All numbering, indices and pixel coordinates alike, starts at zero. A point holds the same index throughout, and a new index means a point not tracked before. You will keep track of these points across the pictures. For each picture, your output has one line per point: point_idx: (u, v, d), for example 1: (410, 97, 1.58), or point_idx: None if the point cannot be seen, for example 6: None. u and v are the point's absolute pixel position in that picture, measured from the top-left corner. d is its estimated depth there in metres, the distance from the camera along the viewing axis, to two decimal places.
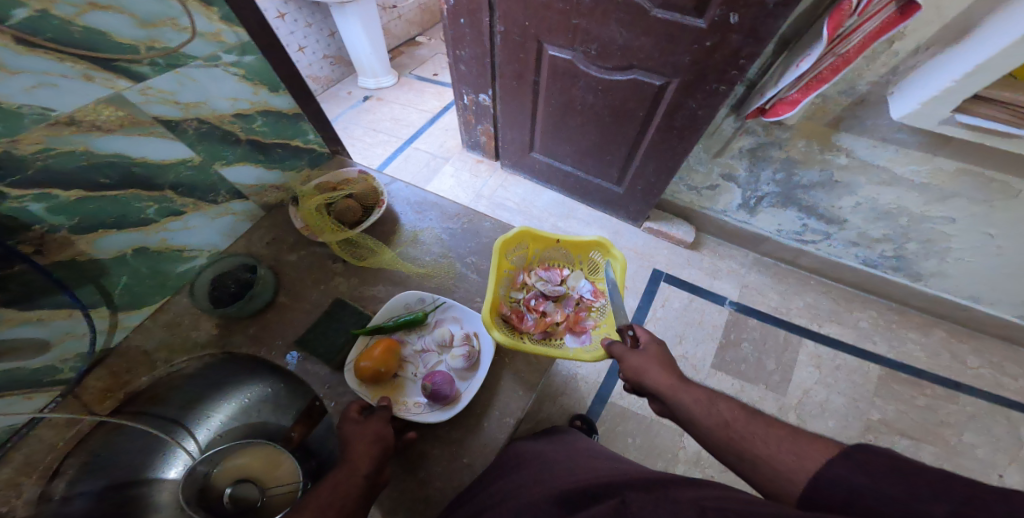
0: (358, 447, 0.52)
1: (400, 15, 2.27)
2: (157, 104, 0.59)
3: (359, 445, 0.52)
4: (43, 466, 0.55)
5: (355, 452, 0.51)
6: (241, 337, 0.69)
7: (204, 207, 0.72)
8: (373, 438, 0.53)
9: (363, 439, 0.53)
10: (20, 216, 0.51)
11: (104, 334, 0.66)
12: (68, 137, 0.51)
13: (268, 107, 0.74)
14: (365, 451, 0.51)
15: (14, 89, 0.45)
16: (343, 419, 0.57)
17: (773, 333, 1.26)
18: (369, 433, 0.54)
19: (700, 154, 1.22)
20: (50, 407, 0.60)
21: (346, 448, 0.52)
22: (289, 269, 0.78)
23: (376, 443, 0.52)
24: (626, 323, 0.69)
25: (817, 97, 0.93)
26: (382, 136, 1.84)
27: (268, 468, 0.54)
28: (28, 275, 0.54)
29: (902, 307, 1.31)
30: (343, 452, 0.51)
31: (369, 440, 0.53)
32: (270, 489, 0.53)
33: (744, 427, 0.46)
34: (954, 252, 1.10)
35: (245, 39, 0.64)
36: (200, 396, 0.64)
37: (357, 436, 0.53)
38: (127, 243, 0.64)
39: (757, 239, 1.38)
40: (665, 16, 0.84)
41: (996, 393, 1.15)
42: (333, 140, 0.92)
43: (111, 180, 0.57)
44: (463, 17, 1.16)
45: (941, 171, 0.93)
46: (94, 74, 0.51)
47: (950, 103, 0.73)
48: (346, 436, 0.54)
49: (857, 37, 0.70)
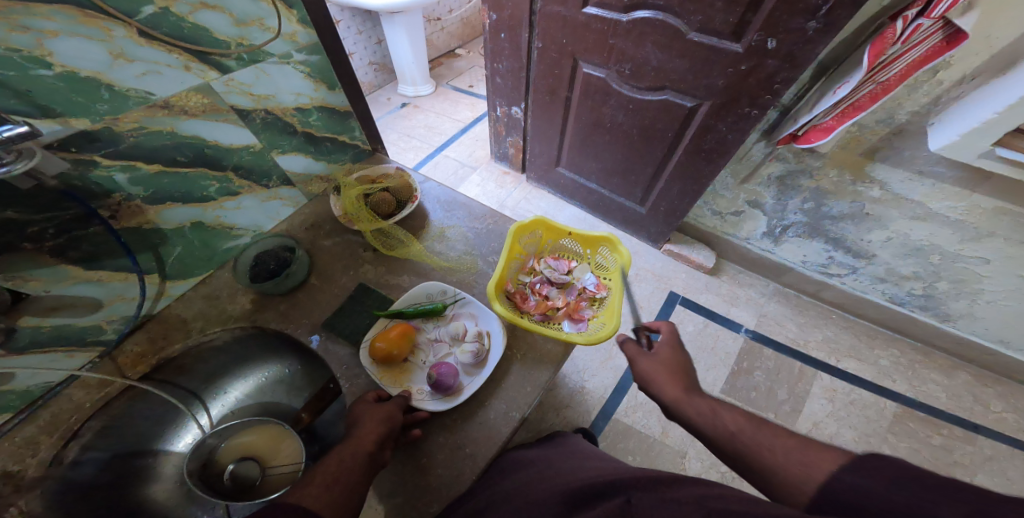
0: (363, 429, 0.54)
1: (443, 27, 2.39)
2: (235, 95, 0.65)
3: (367, 423, 0.55)
4: (64, 427, 0.58)
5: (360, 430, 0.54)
6: (271, 313, 0.74)
7: (257, 191, 0.78)
8: (381, 419, 0.56)
9: (370, 420, 0.56)
10: (105, 183, 0.58)
11: (150, 300, 0.70)
12: (160, 119, 0.58)
13: (325, 103, 0.80)
14: (376, 433, 0.54)
15: (129, 74, 0.53)
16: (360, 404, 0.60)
17: (788, 364, 1.24)
18: (375, 413, 0.57)
19: (726, 179, 1.23)
20: (87, 367, 0.65)
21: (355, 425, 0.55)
22: (322, 254, 0.82)
23: (382, 425, 0.55)
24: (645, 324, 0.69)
25: (853, 126, 0.93)
26: (415, 142, 1.92)
27: (269, 449, 0.57)
28: (100, 236, 0.60)
29: (927, 348, 1.27)
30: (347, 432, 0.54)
31: (376, 419, 0.56)
32: (269, 469, 0.56)
33: (748, 437, 0.47)
34: (986, 294, 1.07)
35: (316, 41, 0.72)
36: (220, 373, 0.71)
37: (366, 416, 0.56)
38: (186, 217, 0.69)
39: (780, 269, 1.37)
40: (701, 40, 0.87)
41: (1020, 440, 1.10)
42: (375, 138, 0.98)
43: (186, 157, 0.63)
44: (505, 32, 1.22)
45: (978, 209, 0.92)
46: (193, 65, 0.58)
47: (991, 135, 0.72)
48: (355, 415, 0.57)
49: (899, 66, 0.72)
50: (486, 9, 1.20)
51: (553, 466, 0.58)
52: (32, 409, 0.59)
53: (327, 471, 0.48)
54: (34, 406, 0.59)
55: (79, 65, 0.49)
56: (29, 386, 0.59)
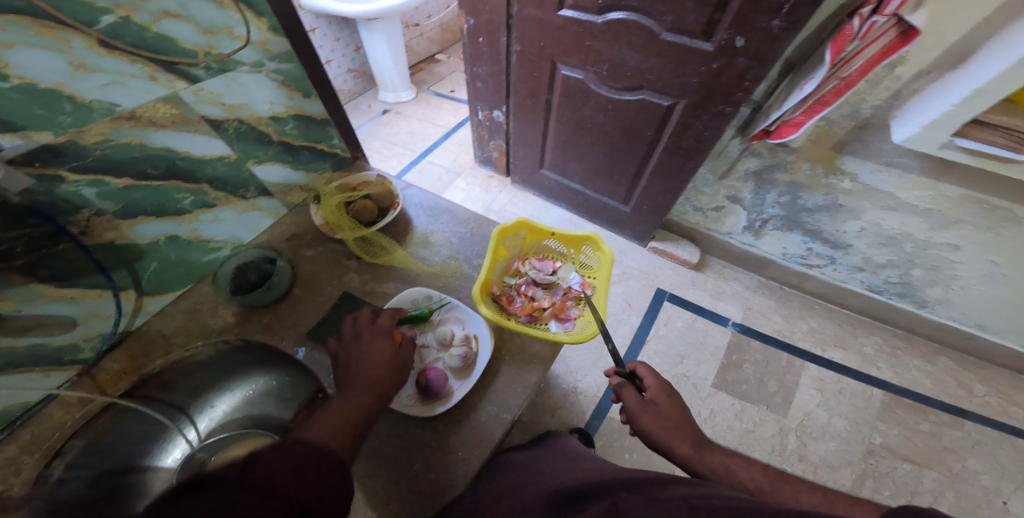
0: (361, 381, 0.54)
1: (422, 33, 2.40)
2: (206, 104, 0.64)
3: (369, 371, 0.55)
4: (46, 446, 0.57)
5: (362, 377, 0.54)
6: (255, 325, 0.72)
7: (234, 202, 0.77)
8: (385, 366, 0.56)
9: (371, 370, 0.55)
10: (74, 199, 0.56)
11: (128, 316, 0.69)
12: (127, 131, 0.57)
13: (301, 111, 0.80)
14: (378, 383, 0.54)
15: (91, 85, 0.52)
16: (359, 329, 0.61)
17: (776, 356, 1.26)
18: (378, 359, 0.56)
19: (706, 176, 1.26)
20: (66, 385, 0.63)
21: (357, 371, 0.55)
22: (305, 264, 0.81)
23: (383, 374, 0.55)
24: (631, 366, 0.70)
25: (822, 120, 0.96)
26: (398, 149, 1.91)
27: None
28: (71, 253, 0.58)
29: (909, 334, 1.31)
30: (346, 384, 0.54)
31: (380, 366, 0.56)
32: None
33: (769, 495, 0.46)
34: (959, 280, 1.11)
35: (288, 49, 0.71)
36: (209, 382, 0.61)
37: (369, 360, 0.56)
38: (161, 231, 0.68)
39: (762, 262, 1.40)
40: (674, 39, 0.89)
41: (1004, 423, 1.14)
42: (355, 146, 0.97)
43: (157, 171, 0.62)
44: (483, 36, 1.23)
45: (945, 198, 0.95)
46: (159, 75, 0.57)
47: (949, 127, 0.75)
48: (356, 358, 0.57)
49: (859, 61, 0.74)
50: (463, 14, 1.20)
51: (543, 466, 0.58)
52: (12, 428, 0.57)
53: (334, 417, 0.48)
54: (12, 426, 0.58)
55: (38, 76, 0.47)
56: (6, 407, 0.57)
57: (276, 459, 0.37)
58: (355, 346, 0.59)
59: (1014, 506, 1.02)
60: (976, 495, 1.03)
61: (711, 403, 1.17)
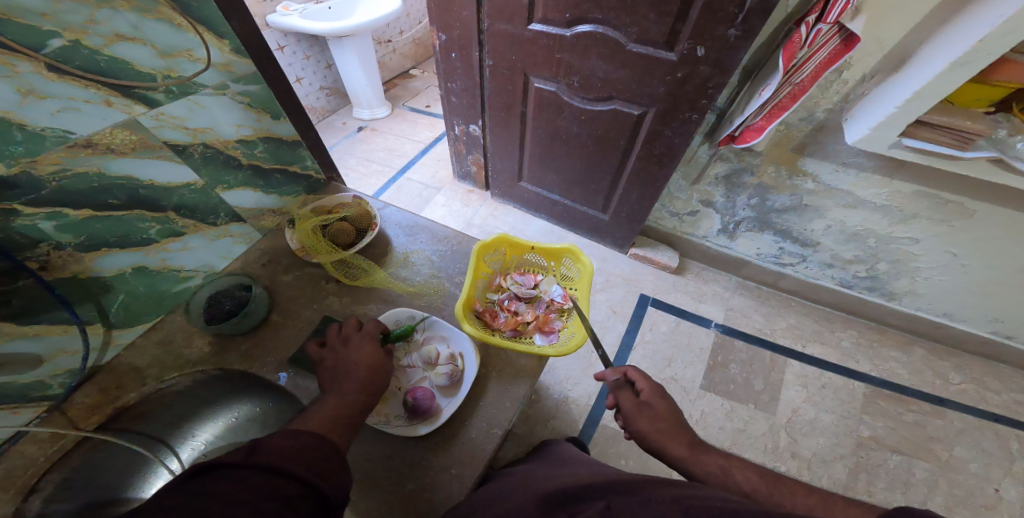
0: (349, 381, 0.54)
1: (394, 49, 2.42)
2: (168, 129, 0.63)
3: (357, 371, 0.55)
4: (21, 481, 0.54)
5: (350, 378, 0.54)
6: (232, 354, 0.69)
7: (204, 229, 0.74)
8: (374, 365, 0.57)
9: (360, 367, 0.56)
10: (30, 233, 0.53)
11: (97, 351, 0.65)
12: (84, 160, 0.54)
13: (270, 133, 0.79)
14: (365, 377, 0.55)
15: (42, 112, 0.49)
16: (343, 335, 0.61)
17: (759, 354, 1.28)
18: (366, 359, 0.57)
19: (679, 182, 1.29)
20: (35, 422, 0.59)
21: (345, 373, 0.55)
22: (282, 288, 0.79)
23: (373, 373, 0.56)
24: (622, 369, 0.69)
25: (782, 125, 1.00)
26: (375, 166, 1.90)
27: None
28: (31, 290, 0.55)
29: (882, 326, 1.36)
30: (335, 385, 0.54)
31: (369, 366, 0.56)
32: None
33: (765, 496, 0.46)
34: (922, 271, 1.16)
35: (253, 70, 0.70)
36: (188, 411, 0.59)
37: (357, 361, 0.56)
38: (126, 262, 0.65)
39: (739, 263, 1.44)
40: (640, 50, 0.92)
41: (980, 409, 1.18)
42: (329, 166, 0.96)
43: (119, 201, 0.60)
44: (454, 52, 1.25)
45: (901, 194, 1.00)
46: (115, 100, 0.55)
47: (897, 128, 0.80)
48: (344, 360, 0.57)
49: (809, 67, 0.79)
50: (434, 30, 1.22)
51: (535, 474, 0.57)
52: None
53: (326, 414, 0.48)
54: None
55: None
56: None
57: (279, 445, 0.38)
58: (340, 347, 0.60)
59: (1006, 492, 1.05)
60: (967, 483, 1.06)
61: (702, 405, 1.18)
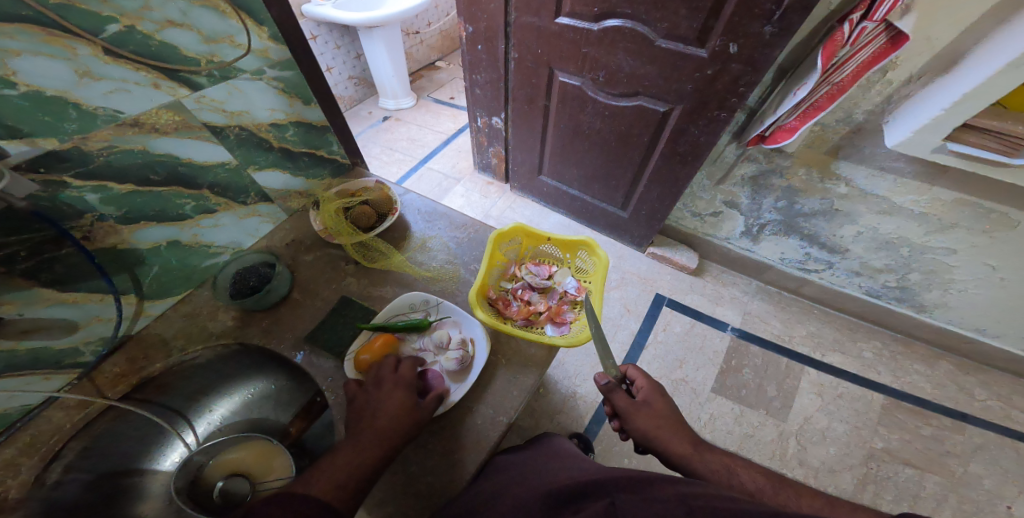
0: (368, 432, 0.52)
1: (422, 40, 2.44)
2: (208, 111, 0.65)
3: (380, 421, 0.53)
4: (45, 448, 0.56)
5: (371, 426, 0.53)
6: (254, 329, 0.72)
7: (234, 207, 0.77)
8: (399, 415, 0.54)
9: (386, 415, 0.54)
10: (76, 204, 0.57)
11: (128, 320, 0.69)
12: (130, 137, 0.58)
13: (300, 118, 0.81)
14: (386, 431, 0.53)
15: (96, 93, 0.53)
16: (378, 373, 0.60)
17: (775, 361, 1.25)
18: (391, 407, 0.55)
19: (703, 181, 1.27)
20: (66, 389, 0.63)
21: (368, 419, 0.54)
22: (304, 268, 0.81)
23: (396, 425, 0.54)
24: (623, 369, 0.68)
25: (817, 126, 0.97)
26: (398, 155, 1.93)
27: (258, 466, 0.57)
28: (74, 257, 0.59)
29: (908, 338, 1.30)
30: (354, 431, 0.53)
31: (393, 417, 0.54)
32: (259, 484, 0.55)
33: (771, 497, 0.48)
34: (957, 284, 1.11)
35: (288, 57, 0.72)
36: (208, 387, 0.70)
37: (383, 408, 0.55)
38: (162, 236, 0.69)
39: (760, 267, 1.40)
40: (669, 46, 0.90)
41: (1006, 428, 1.13)
42: (354, 151, 0.98)
43: (159, 176, 0.63)
44: (481, 43, 1.25)
45: (940, 201, 0.96)
46: (162, 82, 0.58)
47: (939, 132, 0.76)
48: (371, 403, 0.56)
49: (851, 66, 0.75)
50: (462, 21, 1.23)
51: (536, 469, 0.58)
52: (11, 431, 0.57)
53: (336, 473, 0.48)
54: (10, 429, 0.57)
55: (44, 83, 0.49)
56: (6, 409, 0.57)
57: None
58: (374, 388, 0.58)
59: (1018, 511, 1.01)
60: (980, 500, 1.02)
61: (711, 408, 1.17)
